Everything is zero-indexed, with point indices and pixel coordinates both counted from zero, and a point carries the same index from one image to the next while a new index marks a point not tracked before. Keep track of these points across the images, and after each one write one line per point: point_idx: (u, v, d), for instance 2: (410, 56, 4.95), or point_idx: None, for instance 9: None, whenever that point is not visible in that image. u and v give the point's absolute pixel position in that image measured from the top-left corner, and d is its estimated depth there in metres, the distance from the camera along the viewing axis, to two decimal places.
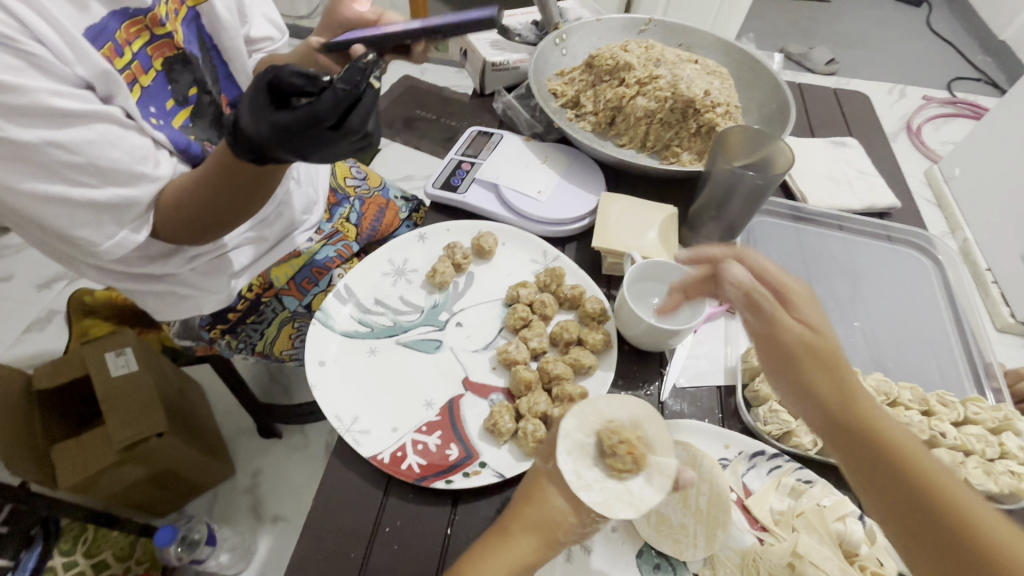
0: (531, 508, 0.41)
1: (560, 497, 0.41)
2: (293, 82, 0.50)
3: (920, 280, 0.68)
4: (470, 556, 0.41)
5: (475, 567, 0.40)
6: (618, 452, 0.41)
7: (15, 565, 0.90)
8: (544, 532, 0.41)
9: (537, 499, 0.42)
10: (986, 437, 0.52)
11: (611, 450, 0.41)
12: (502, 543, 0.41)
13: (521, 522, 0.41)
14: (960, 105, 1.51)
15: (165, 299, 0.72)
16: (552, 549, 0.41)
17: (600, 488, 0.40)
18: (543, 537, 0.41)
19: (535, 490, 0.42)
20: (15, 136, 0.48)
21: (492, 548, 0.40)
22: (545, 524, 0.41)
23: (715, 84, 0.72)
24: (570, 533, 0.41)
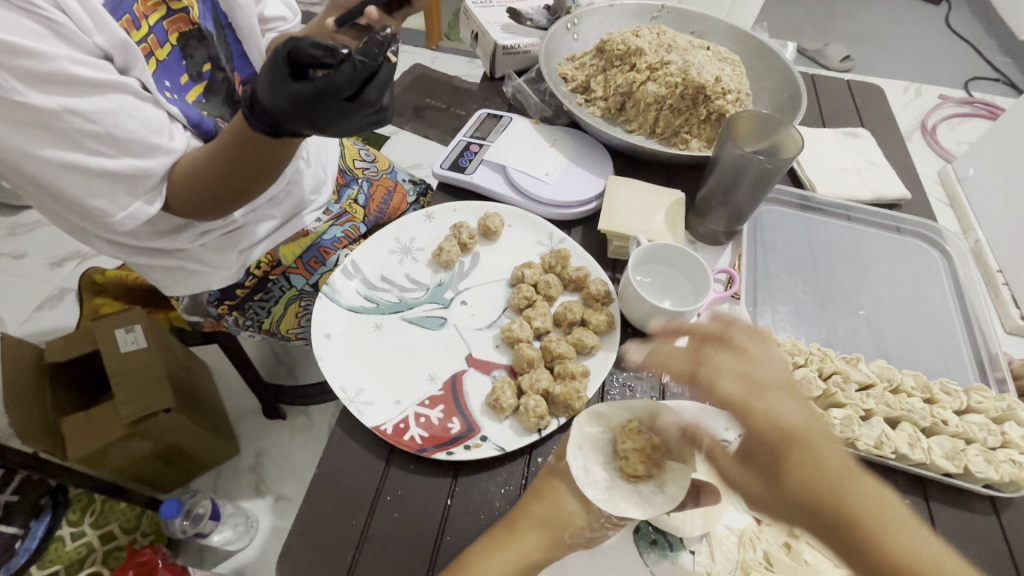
0: (538, 504, 0.43)
1: (568, 497, 0.42)
2: (312, 53, 0.49)
3: (927, 272, 0.68)
4: (478, 548, 0.42)
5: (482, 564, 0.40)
6: (629, 458, 0.42)
7: (25, 533, 0.96)
8: (551, 531, 0.42)
9: (547, 495, 0.43)
10: (988, 426, 0.52)
11: (623, 453, 0.42)
12: (509, 538, 0.42)
13: (529, 520, 0.42)
14: (977, 105, 1.50)
15: (174, 274, 0.73)
16: (558, 550, 0.42)
17: (606, 486, 0.41)
18: (549, 536, 0.42)
19: (546, 488, 0.44)
20: (35, 102, 0.49)
21: (500, 541, 0.42)
22: (552, 523, 0.42)
23: (726, 71, 0.72)
24: (578, 534, 0.42)
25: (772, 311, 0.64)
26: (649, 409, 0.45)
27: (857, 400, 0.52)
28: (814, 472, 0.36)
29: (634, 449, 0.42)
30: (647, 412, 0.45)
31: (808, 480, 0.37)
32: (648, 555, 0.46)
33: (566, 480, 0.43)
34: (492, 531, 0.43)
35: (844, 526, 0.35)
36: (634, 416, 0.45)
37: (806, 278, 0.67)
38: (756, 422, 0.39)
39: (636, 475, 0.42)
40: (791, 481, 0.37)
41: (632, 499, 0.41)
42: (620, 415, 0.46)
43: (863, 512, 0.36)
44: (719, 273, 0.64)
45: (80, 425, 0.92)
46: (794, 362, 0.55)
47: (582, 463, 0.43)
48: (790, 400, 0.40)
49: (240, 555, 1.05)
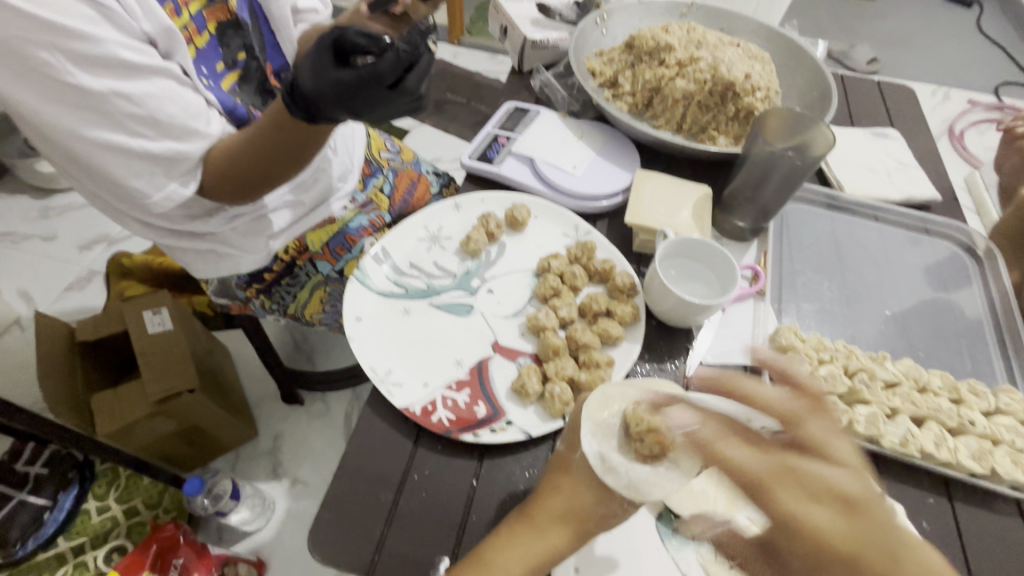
0: (557, 496, 0.42)
1: (586, 489, 0.42)
2: (356, 41, 0.51)
3: (956, 274, 0.67)
4: (491, 542, 0.42)
5: (499, 557, 0.41)
6: (644, 440, 0.40)
7: (53, 505, 0.99)
8: (573, 523, 0.41)
9: (564, 489, 0.42)
10: (1017, 428, 0.51)
11: (639, 436, 0.40)
12: (528, 529, 0.42)
13: (550, 513, 0.42)
14: (1007, 111, 1.47)
15: (205, 257, 0.75)
16: (580, 540, 0.42)
17: (625, 473, 0.40)
18: (572, 527, 0.41)
19: (561, 478, 0.43)
20: (85, 84, 0.50)
21: (517, 535, 0.42)
22: (573, 514, 0.42)
23: (756, 68, 0.72)
24: (601, 523, 0.42)
25: (797, 308, 0.64)
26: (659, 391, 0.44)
27: (882, 398, 0.53)
28: None
29: (652, 431, 0.40)
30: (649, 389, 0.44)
31: None
32: (670, 541, 0.47)
33: (579, 472, 0.42)
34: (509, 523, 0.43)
35: None
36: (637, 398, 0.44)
37: (832, 276, 0.67)
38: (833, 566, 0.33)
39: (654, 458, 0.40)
40: None
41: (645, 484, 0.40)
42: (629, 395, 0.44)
43: None
44: (744, 269, 0.65)
45: (107, 403, 0.94)
46: (820, 358, 0.55)
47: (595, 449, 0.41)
48: (849, 512, 0.35)
49: (257, 535, 1.07)
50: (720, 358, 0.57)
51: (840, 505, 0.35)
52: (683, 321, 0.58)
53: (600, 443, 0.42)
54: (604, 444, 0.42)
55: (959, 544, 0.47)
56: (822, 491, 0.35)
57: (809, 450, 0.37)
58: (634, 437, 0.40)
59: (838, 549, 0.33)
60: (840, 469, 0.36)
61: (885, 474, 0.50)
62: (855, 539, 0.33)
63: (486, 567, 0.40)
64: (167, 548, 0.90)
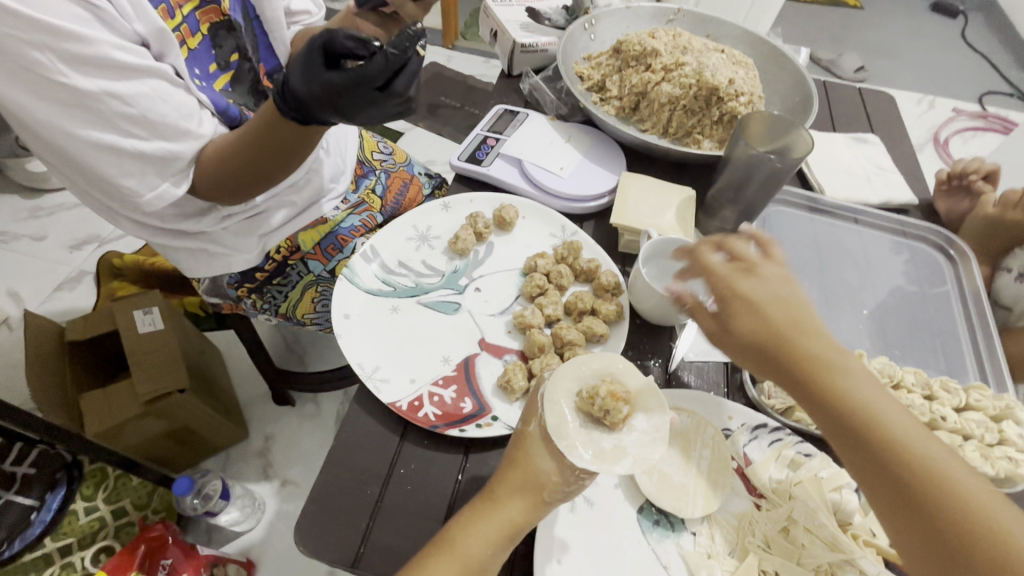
0: (516, 472, 0.44)
1: (542, 457, 0.44)
2: (346, 44, 0.52)
3: (931, 274, 0.69)
4: (458, 522, 0.43)
5: (464, 533, 0.42)
6: (608, 409, 0.44)
7: (40, 505, 0.98)
8: (530, 494, 0.43)
9: (522, 464, 0.45)
10: (986, 423, 0.53)
11: (602, 408, 0.44)
12: (490, 508, 0.43)
13: (509, 487, 0.44)
14: (990, 119, 1.50)
15: (197, 256, 0.76)
16: (540, 512, 0.44)
17: (587, 444, 0.44)
18: (530, 499, 0.43)
19: (520, 457, 0.45)
20: (78, 85, 0.51)
21: (480, 513, 0.43)
22: (531, 486, 0.44)
23: (739, 73, 0.74)
24: (557, 492, 0.44)
25: None
26: (603, 364, 0.49)
27: None
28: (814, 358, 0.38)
29: (608, 402, 0.44)
30: (599, 362, 0.49)
31: (854, 421, 0.36)
32: (650, 533, 0.47)
33: (537, 447, 0.45)
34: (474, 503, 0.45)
35: (894, 469, 0.35)
36: (589, 374, 0.48)
37: (813, 276, 0.68)
38: (780, 348, 0.39)
39: (616, 423, 0.45)
40: (863, 442, 0.36)
41: (610, 453, 0.44)
42: (587, 369, 0.48)
43: (887, 428, 0.36)
44: None
45: (96, 403, 0.94)
46: None
47: (558, 429, 0.44)
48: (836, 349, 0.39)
49: (246, 536, 1.07)
50: (702, 355, 0.59)
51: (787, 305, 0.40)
52: (666, 319, 0.59)
53: (559, 420, 0.45)
54: (566, 421, 0.45)
55: None
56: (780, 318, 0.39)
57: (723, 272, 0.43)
58: (598, 413, 0.44)
59: (783, 330, 0.39)
60: (761, 280, 0.41)
61: None
62: (793, 318, 0.39)
63: (453, 545, 0.41)
64: (156, 548, 0.90)
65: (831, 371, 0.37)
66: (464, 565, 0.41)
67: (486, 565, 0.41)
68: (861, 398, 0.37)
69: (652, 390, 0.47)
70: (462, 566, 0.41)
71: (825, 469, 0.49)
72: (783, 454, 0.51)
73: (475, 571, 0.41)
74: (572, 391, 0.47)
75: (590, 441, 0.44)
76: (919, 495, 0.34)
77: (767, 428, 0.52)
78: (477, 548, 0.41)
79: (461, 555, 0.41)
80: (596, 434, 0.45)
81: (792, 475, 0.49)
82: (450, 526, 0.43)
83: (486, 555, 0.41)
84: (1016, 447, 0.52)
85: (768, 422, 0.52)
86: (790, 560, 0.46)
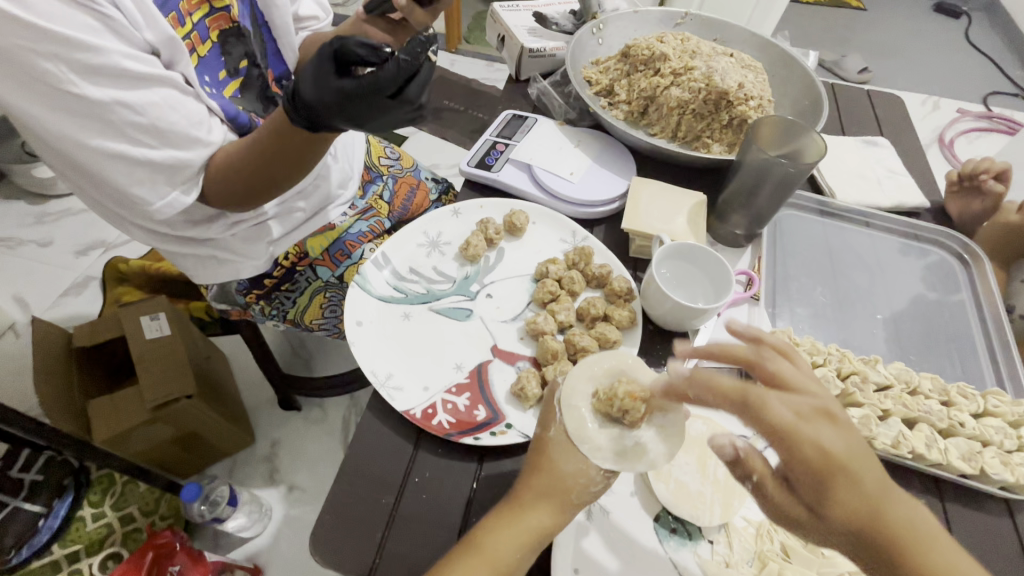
0: (540, 476, 0.44)
1: (567, 460, 0.45)
2: (358, 52, 0.53)
3: (945, 278, 0.69)
4: (483, 526, 0.43)
5: (492, 537, 0.42)
6: (627, 409, 0.45)
7: (48, 512, 0.98)
8: (557, 497, 0.43)
9: (547, 468, 0.45)
10: (1005, 430, 0.53)
11: (621, 409, 0.45)
12: (516, 512, 0.43)
13: (535, 491, 0.44)
14: (995, 120, 1.49)
15: (205, 263, 0.76)
16: (567, 514, 0.44)
17: (609, 442, 0.45)
18: (557, 502, 0.43)
19: (542, 460, 0.45)
20: (89, 94, 0.51)
21: (506, 518, 0.43)
22: (558, 490, 0.44)
23: (749, 77, 0.74)
24: (584, 493, 0.44)
25: (791, 312, 0.65)
26: (611, 363, 0.49)
27: (875, 400, 0.54)
28: (855, 493, 0.36)
29: (627, 403, 0.44)
30: (610, 361, 0.49)
31: (891, 541, 0.36)
32: (667, 542, 0.47)
33: (560, 450, 0.45)
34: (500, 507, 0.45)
35: None
36: (603, 374, 0.48)
37: (825, 281, 0.68)
38: (834, 477, 0.36)
39: (635, 421, 0.45)
40: (897, 567, 0.36)
41: (632, 451, 0.45)
42: (598, 368, 0.49)
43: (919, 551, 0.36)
44: (739, 274, 0.66)
45: (104, 409, 0.95)
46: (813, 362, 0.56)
47: (580, 431, 0.45)
48: (838, 426, 0.37)
49: (253, 543, 1.07)
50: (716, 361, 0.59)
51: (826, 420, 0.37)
52: (679, 325, 0.59)
53: (580, 420, 0.46)
54: (586, 421, 0.46)
55: None
56: (810, 412, 0.37)
57: (781, 381, 0.40)
58: (618, 415, 0.45)
59: (837, 458, 0.36)
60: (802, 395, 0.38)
61: None
62: (839, 447, 0.36)
63: (480, 546, 0.41)
64: (163, 555, 0.89)
65: (874, 490, 0.36)
66: (492, 568, 0.41)
67: (514, 567, 0.42)
68: (869, 476, 0.36)
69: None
70: (491, 568, 0.41)
71: None
72: None
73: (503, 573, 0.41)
74: (587, 392, 0.47)
75: (612, 441, 0.45)
76: (899, 555, 0.36)
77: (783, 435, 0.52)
78: (506, 550, 0.41)
79: (490, 557, 0.41)
80: (617, 433, 0.46)
81: None
82: (476, 530, 0.43)
83: (515, 557, 0.41)
84: None
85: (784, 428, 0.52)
86: (809, 567, 0.47)
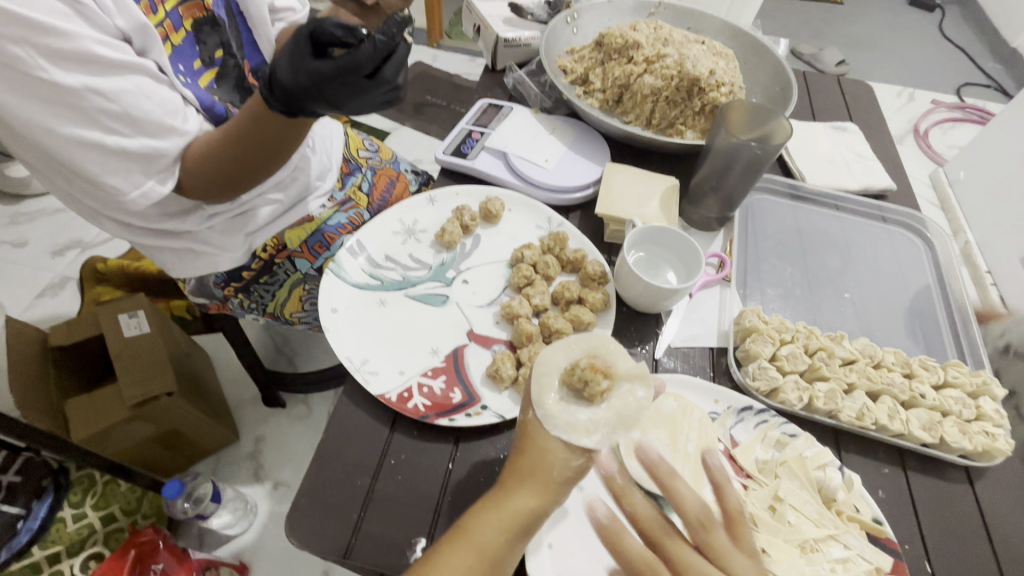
0: (523, 457, 0.44)
1: (547, 438, 0.43)
2: (333, 32, 0.52)
3: (911, 259, 0.71)
4: (466, 516, 0.42)
5: (475, 521, 0.41)
6: (589, 382, 0.43)
7: (27, 514, 0.96)
8: (540, 478, 0.42)
9: (530, 449, 0.44)
10: (963, 399, 0.55)
11: (582, 379, 0.43)
12: (503, 496, 0.42)
13: (520, 474, 0.43)
14: (968, 110, 1.53)
15: (181, 256, 0.75)
16: (554, 495, 0.43)
17: (573, 412, 0.44)
18: (541, 482, 0.42)
19: (525, 442, 0.44)
20: (58, 80, 0.50)
21: (490, 503, 0.42)
22: (543, 472, 0.42)
23: (720, 64, 0.75)
24: (566, 469, 0.43)
25: (761, 293, 0.66)
26: (587, 339, 0.47)
27: (841, 373, 0.55)
28: None
29: (587, 372, 0.43)
30: (591, 340, 0.47)
31: None
32: None
33: (539, 428, 0.44)
34: (489, 494, 0.44)
35: None
36: (580, 347, 0.47)
37: (795, 262, 0.70)
38: None
39: (596, 396, 0.44)
40: None
41: (583, 426, 0.43)
42: (575, 346, 0.47)
43: None
44: (711, 257, 0.67)
45: (82, 410, 0.93)
46: (781, 339, 0.57)
47: (538, 397, 0.44)
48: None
49: (238, 540, 1.06)
50: (688, 341, 0.60)
51: None
52: (652, 306, 0.60)
53: (542, 391, 0.44)
54: (549, 392, 0.44)
55: (913, 514, 0.50)
56: None
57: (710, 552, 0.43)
58: (577, 384, 0.43)
59: None
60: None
61: (843, 447, 0.53)
62: None
63: (464, 533, 0.41)
64: (146, 553, 0.88)
65: None
66: (479, 554, 0.40)
67: (502, 553, 0.40)
68: None
69: (640, 372, 0.46)
70: (477, 553, 0.40)
71: (809, 449, 0.50)
72: (768, 436, 0.52)
73: (490, 558, 0.40)
74: (561, 366, 0.46)
75: (565, 413, 0.43)
76: None
77: (753, 410, 0.53)
78: (490, 535, 0.40)
79: (476, 543, 0.40)
80: (573, 406, 0.44)
81: (777, 455, 0.51)
82: (459, 520, 0.42)
83: (500, 543, 0.40)
84: (993, 422, 0.53)
85: (754, 404, 0.53)
86: None
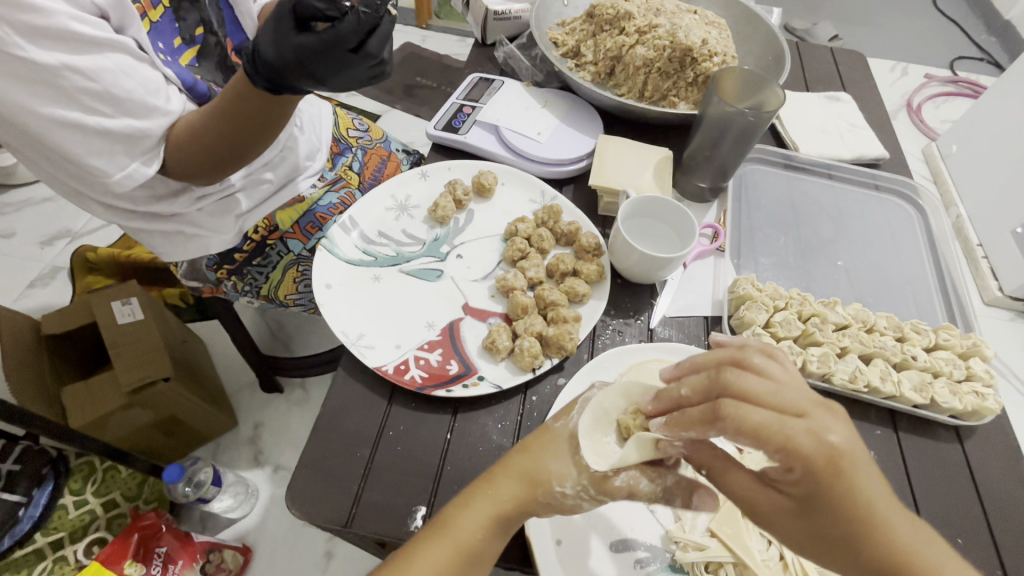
0: (525, 458, 0.43)
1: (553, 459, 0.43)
2: (314, 6, 0.50)
3: (903, 226, 0.71)
4: (452, 504, 0.42)
5: (458, 512, 0.41)
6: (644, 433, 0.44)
7: (28, 501, 0.96)
8: (530, 486, 0.42)
9: (531, 453, 0.44)
10: (953, 360, 0.56)
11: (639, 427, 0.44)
12: (489, 490, 0.42)
13: (510, 475, 0.43)
14: (960, 84, 1.51)
15: (172, 239, 0.74)
16: (533, 507, 0.42)
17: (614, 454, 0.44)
18: (527, 493, 0.42)
19: (535, 442, 0.44)
20: (35, 58, 0.49)
21: (476, 493, 0.42)
22: (532, 478, 0.42)
23: (713, 33, 0.73)
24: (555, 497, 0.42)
25: (755, 262, 0.67)
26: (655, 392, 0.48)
27: (834, 338, 0.56)
28: (852, 497, 0.34)
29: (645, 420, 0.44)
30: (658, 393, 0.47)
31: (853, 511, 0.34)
32: None
33: (558, 443, 0.44)
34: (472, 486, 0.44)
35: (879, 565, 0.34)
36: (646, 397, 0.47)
37: (788, 231, 0.70)
38: (832, 474, 0.33)
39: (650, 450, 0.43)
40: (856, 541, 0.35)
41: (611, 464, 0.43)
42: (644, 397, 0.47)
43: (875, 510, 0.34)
44: (705, 228, 0.67)
45: (79, 397, 0.93)
46: (775, 306, 0.58)
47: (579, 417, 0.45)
48: (838, 418, 0.35)
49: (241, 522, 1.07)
50: (682, 311, 0.60)
51: (822, 408, 0.35)
52: (647, 277, 0.59)
53: (593, 432, 0.45)
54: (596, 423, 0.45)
55: (903, 472, 0.51)
56: (806, 404, 0.35)
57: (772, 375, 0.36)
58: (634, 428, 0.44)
59: (833, 450, 0.33)
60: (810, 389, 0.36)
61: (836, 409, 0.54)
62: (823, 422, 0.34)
63: (448, 527, 0.41)
64: (150, 536, 0.89)
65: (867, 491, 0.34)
66: (455, 545, 0.40)
67: (478, 549, 0.41)
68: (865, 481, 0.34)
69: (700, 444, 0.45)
70: (453, 546, 0.40)
71: None
72: None
73: (463, 553, 0.40)
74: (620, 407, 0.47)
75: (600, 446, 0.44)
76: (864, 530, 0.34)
77: None
78: (467, 531, 0.41)
79: (454, 536, 0.40)
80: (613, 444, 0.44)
81: None
82: (447, 506, 0.42)
83: (476, 539, 0.41)
84: (983, 382, 0.54)
85: None
86: None
